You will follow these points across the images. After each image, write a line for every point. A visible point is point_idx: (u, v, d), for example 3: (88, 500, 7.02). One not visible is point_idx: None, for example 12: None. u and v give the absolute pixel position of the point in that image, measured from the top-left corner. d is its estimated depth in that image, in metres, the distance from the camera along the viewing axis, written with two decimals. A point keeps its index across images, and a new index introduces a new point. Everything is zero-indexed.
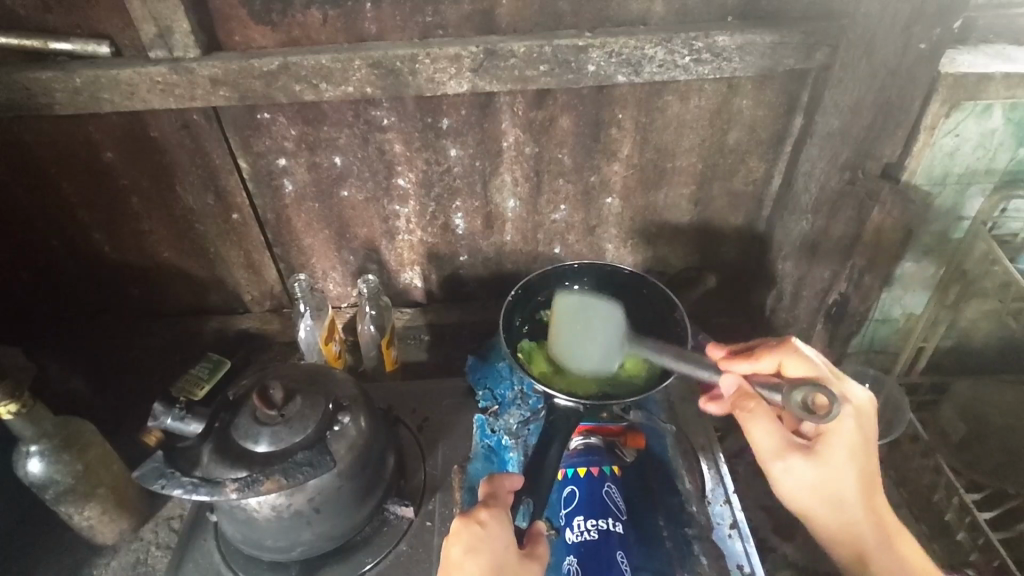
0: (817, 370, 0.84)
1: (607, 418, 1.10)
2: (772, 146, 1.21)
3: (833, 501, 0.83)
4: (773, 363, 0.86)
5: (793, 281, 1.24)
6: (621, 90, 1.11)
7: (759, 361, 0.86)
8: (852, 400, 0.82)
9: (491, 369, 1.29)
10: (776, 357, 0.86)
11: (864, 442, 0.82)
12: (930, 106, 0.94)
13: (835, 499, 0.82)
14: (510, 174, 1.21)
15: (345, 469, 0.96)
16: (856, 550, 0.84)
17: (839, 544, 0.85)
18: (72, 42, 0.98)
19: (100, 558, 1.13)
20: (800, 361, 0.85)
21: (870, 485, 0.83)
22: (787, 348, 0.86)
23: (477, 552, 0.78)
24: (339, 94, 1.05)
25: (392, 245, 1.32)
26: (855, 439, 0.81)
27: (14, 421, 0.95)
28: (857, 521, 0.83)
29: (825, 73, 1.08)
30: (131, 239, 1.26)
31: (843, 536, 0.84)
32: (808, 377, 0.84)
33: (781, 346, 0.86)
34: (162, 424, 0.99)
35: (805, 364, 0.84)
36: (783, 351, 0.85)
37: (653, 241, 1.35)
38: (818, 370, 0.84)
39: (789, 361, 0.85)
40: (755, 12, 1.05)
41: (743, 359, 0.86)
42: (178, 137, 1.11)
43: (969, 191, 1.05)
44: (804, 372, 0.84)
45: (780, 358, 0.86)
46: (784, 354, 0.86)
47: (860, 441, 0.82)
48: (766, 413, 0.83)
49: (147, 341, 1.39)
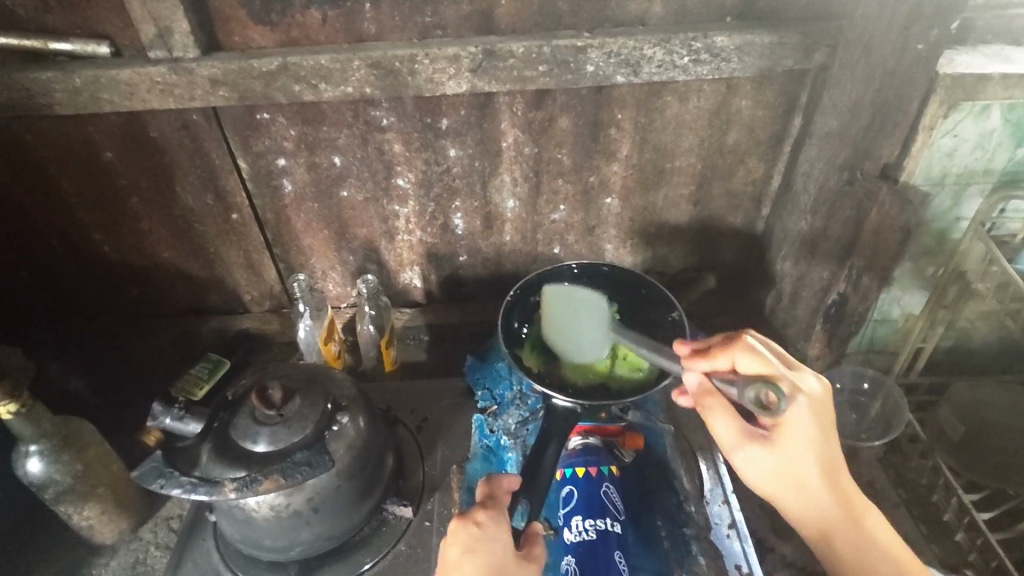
0: (768, 363, 0.81)
1: (604, 417, 1.09)
2: (771, 146, 1.21)
3: (795, 490, 0.80)
4: (728, 360, 0.84)
5: (791, 282, 1.24)
6: (619, 91, 1.11)
7: (716, 359, 0.85)
8: (804, 391, 0.79)
9: (490, 369, 1.29)
10: (731, 354, 0.84)
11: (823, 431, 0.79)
12: (928, 106, 0.95)
13: (798, 489, 0.80)
14: (509, 174, 1.21)
15: (343, 469, 0.96)
16: (823, 533, 0.82)
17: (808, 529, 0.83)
18: (71, 43, 0.98)
19: (99, 558, 1.13)
20: (752, 355, 0.82)
21: (833, 470, 0.81)
22: (740, 344, 0.84)
23: (474, 552, 0.78)
24: (338, 95, 1.05)
25: (391, 245, 1.32)
26: (813, 429, 0.78)
27: (13, 421, 0.95)
28: (822, 506, 0.81)
29: (824, 74, 1.08)
30: (131, 239, 1.26)
31: (810, 520, 0.82)
32: (761, 372, 0.81)
33: (735, 341, 0.84)
34: (161, 424, 1.00)
35: (756, 357, 0.82)
36: (736, 347, 0.83)
37: (652, 241, 1.35)
38: (769, 363, 0.81)
39: (741, 356, 0.83)
40: (754, 12, 1.05)
41: (701, 358, 0.86)
42: (177, 138, 1.11)
43: (967, 191, 1.05)
44: (755, 366, 0.82)
45: (734, 355, 0.84)
46: (738, 351, 0.83)
47: (819, 431, 0.79)
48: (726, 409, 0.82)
49: (146, 341, 1.39)
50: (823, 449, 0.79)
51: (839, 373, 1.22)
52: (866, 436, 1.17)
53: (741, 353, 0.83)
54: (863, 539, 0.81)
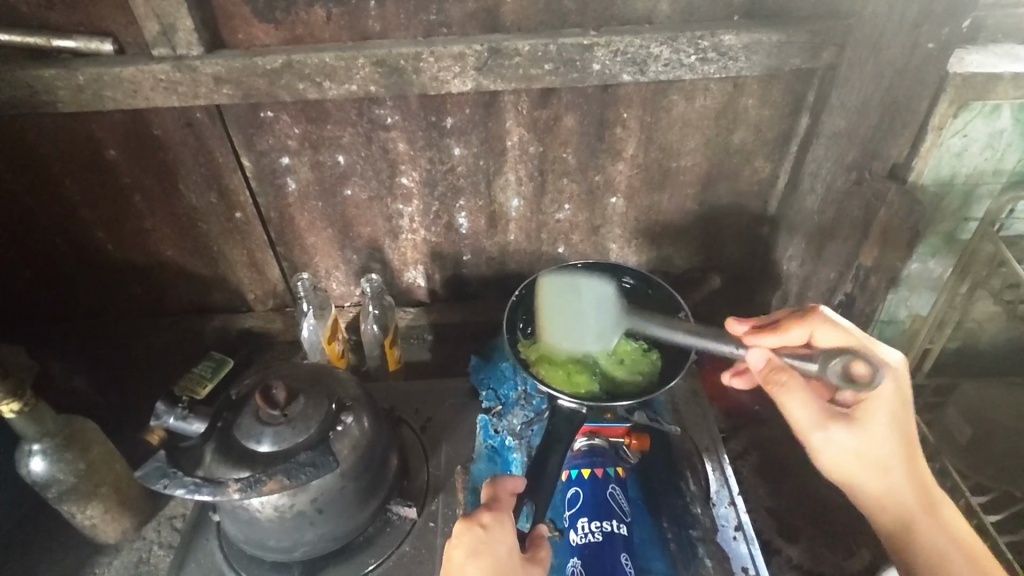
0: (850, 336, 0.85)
1: (610, 419, 1.07)
2: (778, 145, 1.20)
3: (876, 467, 0.83)
4: (804, 333, 0.86)
5: (799, 282, 1.23)
6: (625, 90, 1.10)
7: (787, 333, 0.87)
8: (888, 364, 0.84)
9: (494, 369, 1.29)
10: (807, 326, 0.86)
11: (902, 409, 0.84)
12: (938, 106, 0.94)
13: (879, 462, 0.83)
14: (514, 174, 1.21)
15: (347, 470, 0.95)
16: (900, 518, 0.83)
17: (883, 512, 0.84)
18: (74, 40, 0.98)
19: (102, 557, 1.13)
20: (831, 329, 0.85)
21: (912, 452, 0.84)
22: (815, 317, 0.86)
23: (478, 555, 0.78)
24: (343, 93, 1.05)
25: (395, 245, 1.31)
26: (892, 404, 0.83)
27: (16, 420, 0.95)
28: (902, 488, 0.83)
29: (832, 73, 1.07)
30: (134, 237, 1.25)
31: (888, 504, 0.83)
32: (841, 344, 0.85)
33: (809, 315, 0.87)
34: (164, 423, 0.98)
35: (838, 330, 0.85)
36: (815, 319, 0.86)
37: (657, 240, 1.34)
38: (849, 336, 0.85)
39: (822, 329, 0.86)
40: (761, 11, 1.04)
41: (771, 334, 0.87)
42: (181, 136, 1.11)
43: (977, 191, 1.04)
44: (836, 339, 0.85)
45: (810, 329, 0.86)
46: (815, 325, 0.86)
47: (897, 407, 0.83)
48: (801, 386, 0.82)
49: (149, 339, 1.39)
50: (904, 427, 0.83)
51: None
52: None
53: (820, 326, 0.86)
54: (940, 528, 0.82)
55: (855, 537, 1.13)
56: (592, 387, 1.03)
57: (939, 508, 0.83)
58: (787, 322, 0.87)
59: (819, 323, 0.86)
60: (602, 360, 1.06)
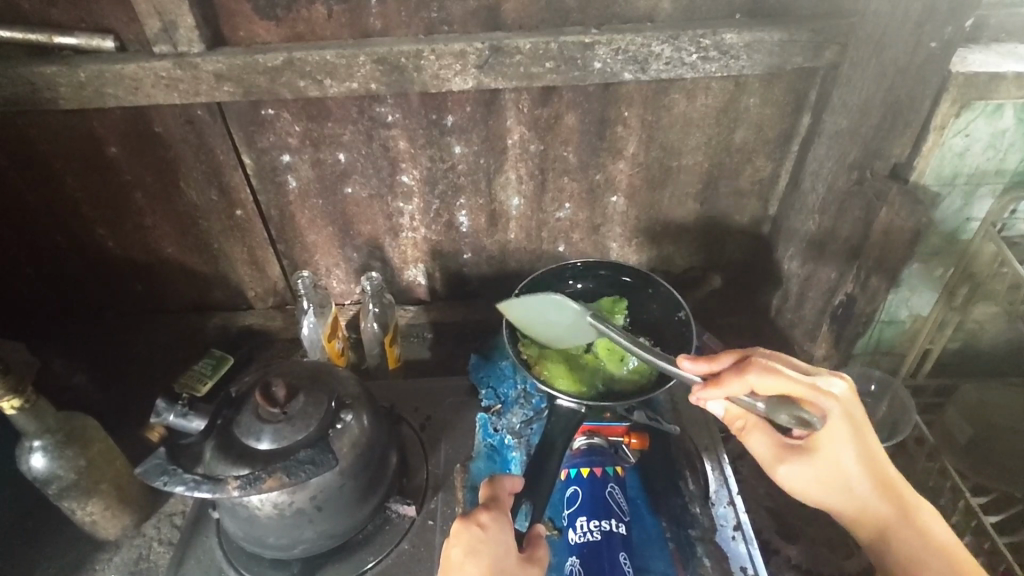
0: (791, 380, 0.80)
1: (609, 418, 1.08)
2: (779, 145, 1.20)
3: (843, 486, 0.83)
4: (743, 386, 0.81)
5: (799, 281, 1.23)
6: (626, 88, 1.10)
7: (729, 387, 0.81)
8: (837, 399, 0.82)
9: (494, 367, 1.29)
10: (746, 379, 0.80)
11: (859, 426, 0.83)
12: (939, 106, 0.94)
13: (845, 486, 0.83)
14: (515, 172, 1.21)
15: (346, 468, 0.95)
16: (877, 529, 0.83)
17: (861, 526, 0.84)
18: (76, 37, 0.98)
19: (103, 553, 1.13)
20: (772, 378, 0.80)
21: (877, 463, 0.83)
22: (753, 367, 0.80)
23: (476, 554, 0.78)
24: (343, 90, 1.05)
25: (395, 243, 1.31)
26: (847, 426, 0.82)
27: (16, 416, 0.95)
28: (874, 500, 0.83)
29: (834, 72, 1.07)
30: (135, 234, 1.26)
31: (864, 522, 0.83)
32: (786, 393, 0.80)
33: (746, 365, 0.81)
34: (164, 420, 0.99)
35: (778, 378, 0.80)
36: (752, 372, 0.80)
37: (658, 239, 1.34)
38: (790, 380, 0.81)
39: (761, 379, 0.80)
40: (763, 10, 1.04)
41: (713, 388, 0.82)
42: (182, 133, 1.11)
43: (979, 191, 1.04)
44: (778, 386, 0.80)
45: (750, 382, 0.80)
46: (756, 376, 0.80)
47: (852, 427, 0.82)
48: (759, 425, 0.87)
49: (150, 337, 1.39)
50: (864, 444, 0.83)
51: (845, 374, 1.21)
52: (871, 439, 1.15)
53: (758, 379, 0.80)
54: (916, 534, 0.81)
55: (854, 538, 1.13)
56: (595, 386, 1.05)
57: (911, 511, 0.82)
58: (724, 374, 0.82)
59: (756, 375, 0.80)
60: (603, 360, 1.08)
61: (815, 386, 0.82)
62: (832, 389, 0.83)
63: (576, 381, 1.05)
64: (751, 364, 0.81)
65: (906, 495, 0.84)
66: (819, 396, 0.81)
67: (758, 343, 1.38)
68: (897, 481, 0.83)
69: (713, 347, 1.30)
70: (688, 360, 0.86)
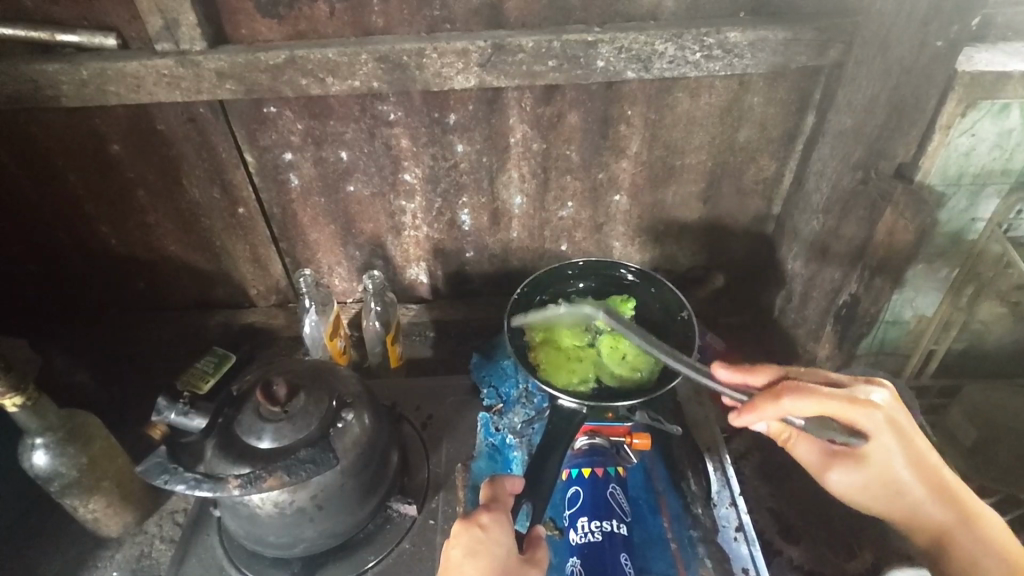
0: (830, 399, 0.81)
1: (611, 418, 1.07)
2: (783, 144, 1.19)
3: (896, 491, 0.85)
4: (779, 412, 0.81)
5: (803, 281, 1.23)
6: (629, 87, 1.09)
7: (764, 411, 0.82)
8: (880, 410, 0.82)
9: (495, 367, 1.28)
10: (781, 405, 0.81)
11: (905, 434, 0.83)
12: (944, 105, 0.91)
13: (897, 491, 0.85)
14: (517, 171, 1.20)
15: (347, 466, 0.95)
16: (934, 532, 0.85)
17: (918, 530, 0.86)
18: (78, 34, 0.98)
19: (105, 550, 1.13)
20: (810, 403, 0.81)
21: (929, 467, 0.84)
22: (788, 392, 0.81)
23: (476, 555, 0.78)
24: (345, 88, 1.04)
25: (397, 241, 1.31)
26: (895, 436, 0.83)
27: (19, 413, 0.95)
28: (928, 504, 0.84)
29: (838, 71, 1.06)
30: (138, 232, 1.26)
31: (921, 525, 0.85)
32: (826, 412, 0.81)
33: (782, 389, 0.82)
34: (165, 418, 1.01)
35: (817, 400, 0.81)
36: (787, 399, 0.81)
37: (661, 238, 1.34)
38: (829, 399, 0.81)
39: (799, 403, 0.81)
40: (768, 8, 1.03)
41: (749, 412, 0.83)
42: (184, 131, 1.11)
43: (984, 191, 1.02)
44: (817, 409, 0.81)
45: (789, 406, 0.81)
46: (793, 400, 0.81)
47: (899, 435, 0.83)
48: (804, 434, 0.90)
49: (153, 334, 1.39)
50: (913, 449, 0.83)
51: None
52: None
53: (795, 404, 0.81)
54: (974, 535, 0.83)
55: (858, 539, 1.12)
56: (587, 380, 1.05)
57: (968, 511, 0.83)
58: (759, 399, 0.83)
59: (792, 400, 0.81)
60: (602, 355, 1.08)
61: (856, 400, 0.82)
62: (874, 399, 0.84)
63: (567, 373, 1.06)
64: (787, 388, 0.82)
65: (961, 495, 0.84)
66: (861, 410, 0.82)
67: (762, 342, 1.37)
68: (949, 482, 0.85)
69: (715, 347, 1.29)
70: (721, 370, 0.91)
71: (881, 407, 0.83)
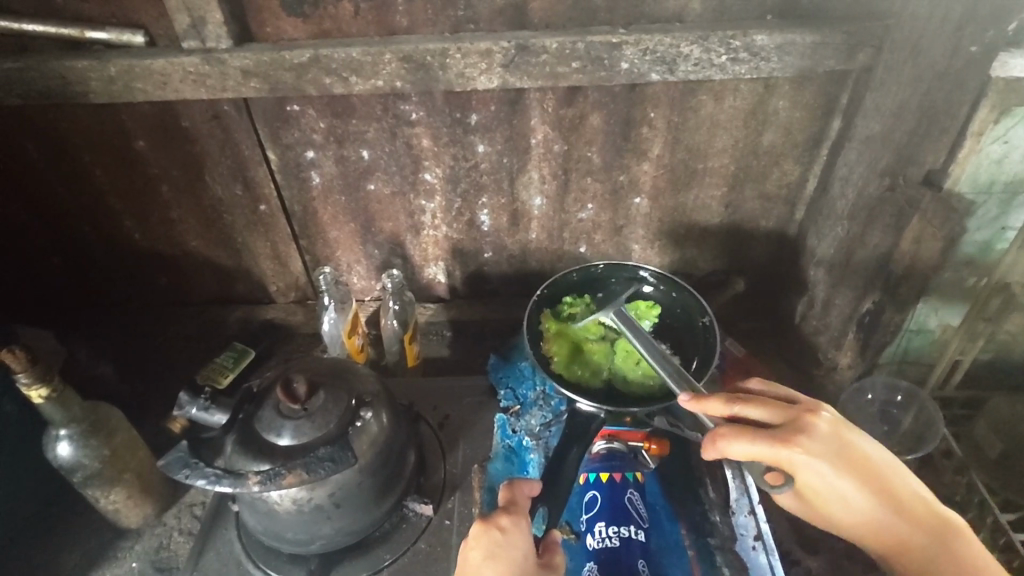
0: (765, 444, 0.75)
1: (630, 422, 1.08)
2: (807, 148, 1.18)
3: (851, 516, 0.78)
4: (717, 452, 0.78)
5: (824, 288, 1.21)
6: (653, 89, 1.09)
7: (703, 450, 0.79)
8: (817, 454, 0.74)
9: (513, 368, 1.30)
10: (718, 448, 0.77)
11: (847, 463, 0.75)
12: (978, 110, 0.91)
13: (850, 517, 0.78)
14: (538, 172, 1.20)
15: (365, 465, 0.95)
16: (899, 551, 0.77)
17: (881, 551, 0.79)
18: (107, 32, 0.99)
19: (124, 541, 1.15)
20: (739, 447, 0.76)
21: (876, 486, 0.76)
22: (721, 438, 0.77)
23: (496, 558, 0.77)
24: (368, 88, 1.05)
25: (416, 241, 1.31)
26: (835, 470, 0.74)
27: (43, 406, 0.96)
28: (885, 523, 0.76)
29: (866, 76, 1.05)
30: (161, 228, 1.27)
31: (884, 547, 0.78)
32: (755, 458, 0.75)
33: (714, 434, 0.77)
34: (186, 412, 1.02)
35: (743, 441, 0.76)
36: (719, 442, 0.77)
37: (681, 242, 1.33)
38: (761, 443, 0.75)
39: (731, 446, 0.76)
40: (796, 11, 1.02)
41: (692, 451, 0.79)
42: (208, 128, 1.11)
43: (1015, 201, 1.01)
44: (749, 452, 0.76)
45: (723, 449, 0.77)
46: (723, 446, 0.77)
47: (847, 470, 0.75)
48: None
49: (175, 329, 1.40)
50: (857, 472, 0.76)
51: (870, 385, 1.20)
52: (897, 449, 1.13)
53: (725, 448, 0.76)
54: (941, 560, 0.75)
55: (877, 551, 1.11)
56: (594, 380, 1.06)
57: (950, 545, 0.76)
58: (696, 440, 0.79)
59: (726, 442, 0.76)
60: (614, 355, 1.08)
61: (786, 443, 0.75)
62: (813, 438, 0.75)
63: (579, 367, 1.07)
64: (719, 431, 0.77)
65: (922, 511, 0.77)
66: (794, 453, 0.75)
67: (781, 349, 1.36)
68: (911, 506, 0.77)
69: (733, 353, 1.30)
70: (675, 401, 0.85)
71: (817, 451, 0.75)
